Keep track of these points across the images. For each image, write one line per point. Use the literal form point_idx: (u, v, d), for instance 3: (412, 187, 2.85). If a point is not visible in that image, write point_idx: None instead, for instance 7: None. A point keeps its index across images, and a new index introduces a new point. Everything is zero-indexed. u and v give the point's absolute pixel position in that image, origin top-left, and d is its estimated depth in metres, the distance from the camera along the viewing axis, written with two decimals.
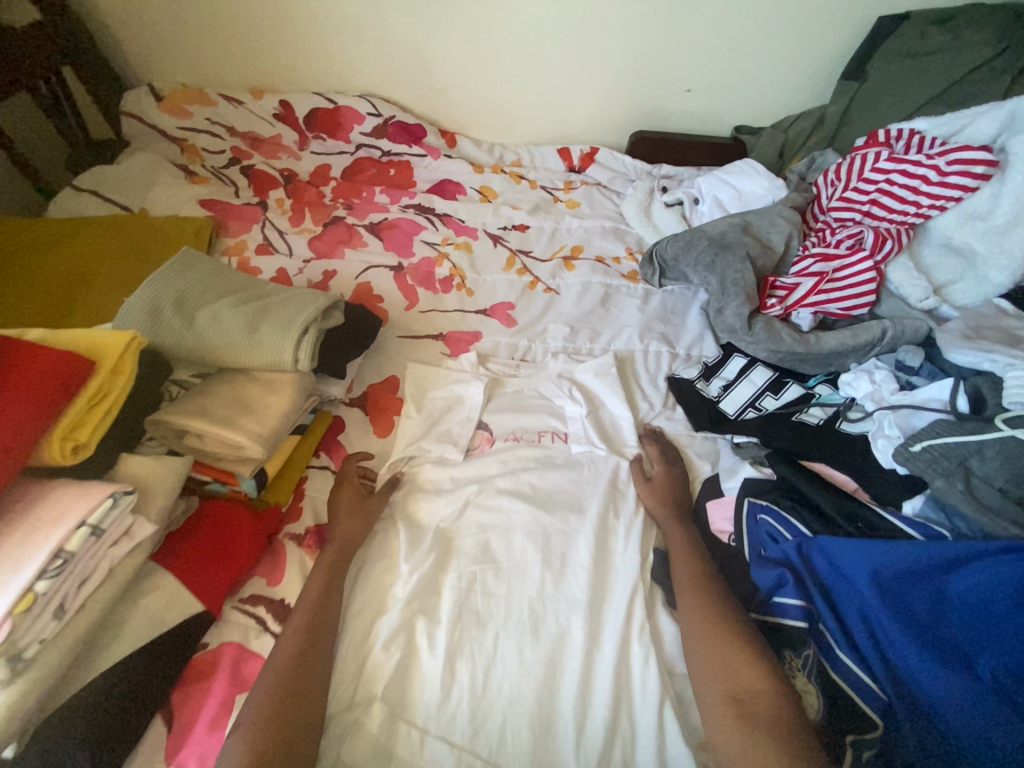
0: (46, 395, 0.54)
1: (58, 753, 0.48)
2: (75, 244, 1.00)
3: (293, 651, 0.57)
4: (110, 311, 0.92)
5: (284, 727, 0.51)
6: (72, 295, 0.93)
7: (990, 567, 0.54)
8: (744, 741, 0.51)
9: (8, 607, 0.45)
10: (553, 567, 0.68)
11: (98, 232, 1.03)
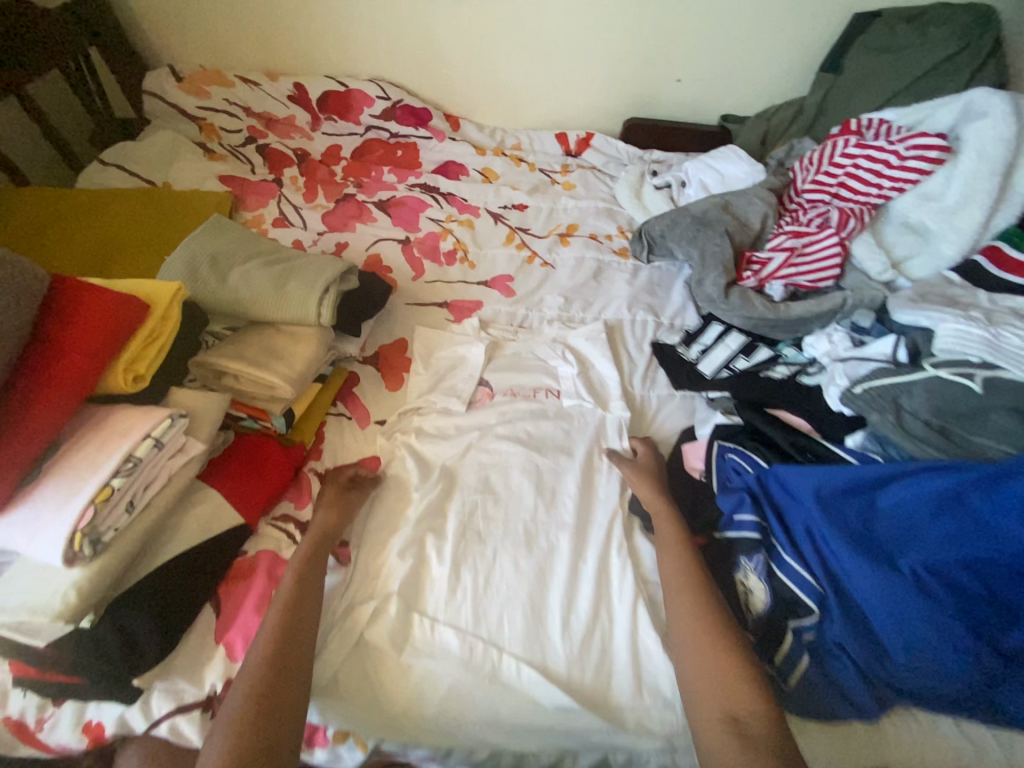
0: (112, 333, 0.63)
1: (129, 624, 0.57)
2: (107, 213, 1.07)
3: (270, 648, 0.57)
4: (142, 270, 0.99)
5: (276, 689, 0.54)
6: (106, 256, 1.00)
7: (913, 482, 0.64)
8: (709, 655, 0.58)
9: (90, 496, 0.54)
10: (546, 496, 0.78)
11: (127, 203, 1.10)
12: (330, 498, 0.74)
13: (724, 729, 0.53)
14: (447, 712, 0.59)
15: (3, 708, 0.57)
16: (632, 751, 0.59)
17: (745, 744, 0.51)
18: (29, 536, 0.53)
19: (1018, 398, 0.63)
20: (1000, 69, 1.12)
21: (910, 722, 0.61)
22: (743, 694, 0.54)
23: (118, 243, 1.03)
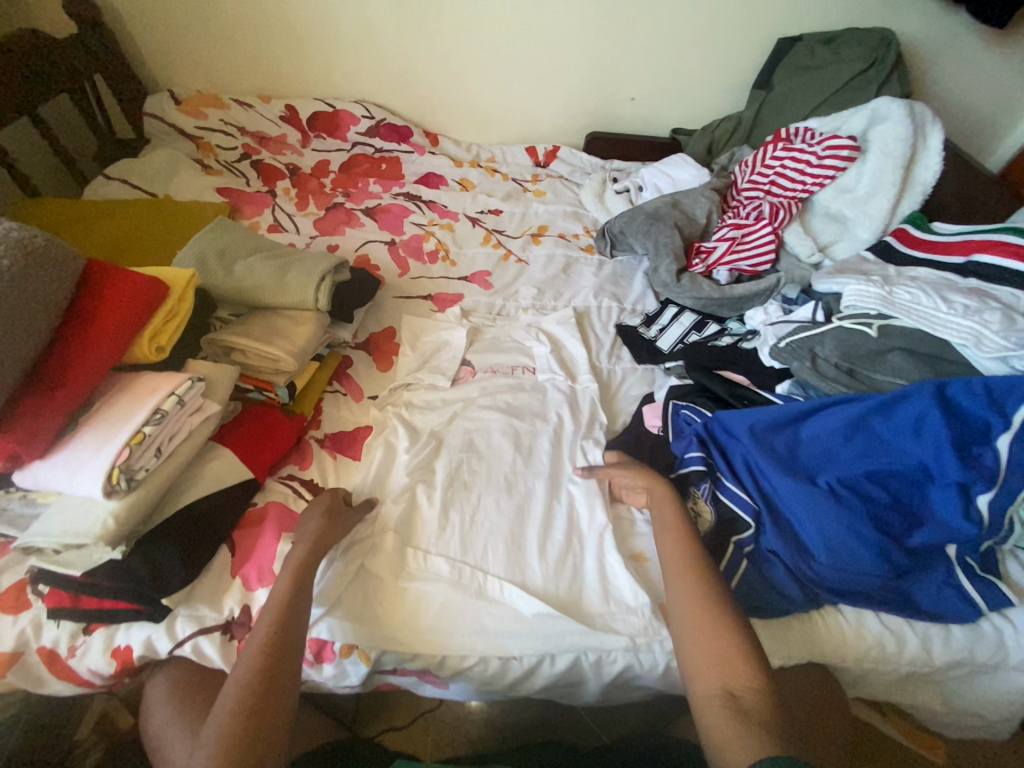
0: (138, 307, 0.72)
1: (157, 554, 0.64)
2: (114, 220, 1.15)
3: (258, 657, 0.57)
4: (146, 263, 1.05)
5: (267, 692, 0.55)
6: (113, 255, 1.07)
7: (828, 414, 0.76)
8: (689, 598, 0.64)
9: (127, 438, 0.63)
10: (524, 451, 0.87)
11: (132, 210, 1.18)
12: (323, 510, 0.72)
13: (723, 708, 0.54)
14: (442, 623, 0.70)
15: (39, 639, 0.65)
16: (602, 652, 0.69)
17: (743, 720, 0.53)
18: (71, 474, 0.61)
19: (903, 341, 0.79)
20: (902, 81, 1.34)
21: (838, 616, 0.72)
22: (741, 673, 0.57)
23: (121, 247, 1.08)
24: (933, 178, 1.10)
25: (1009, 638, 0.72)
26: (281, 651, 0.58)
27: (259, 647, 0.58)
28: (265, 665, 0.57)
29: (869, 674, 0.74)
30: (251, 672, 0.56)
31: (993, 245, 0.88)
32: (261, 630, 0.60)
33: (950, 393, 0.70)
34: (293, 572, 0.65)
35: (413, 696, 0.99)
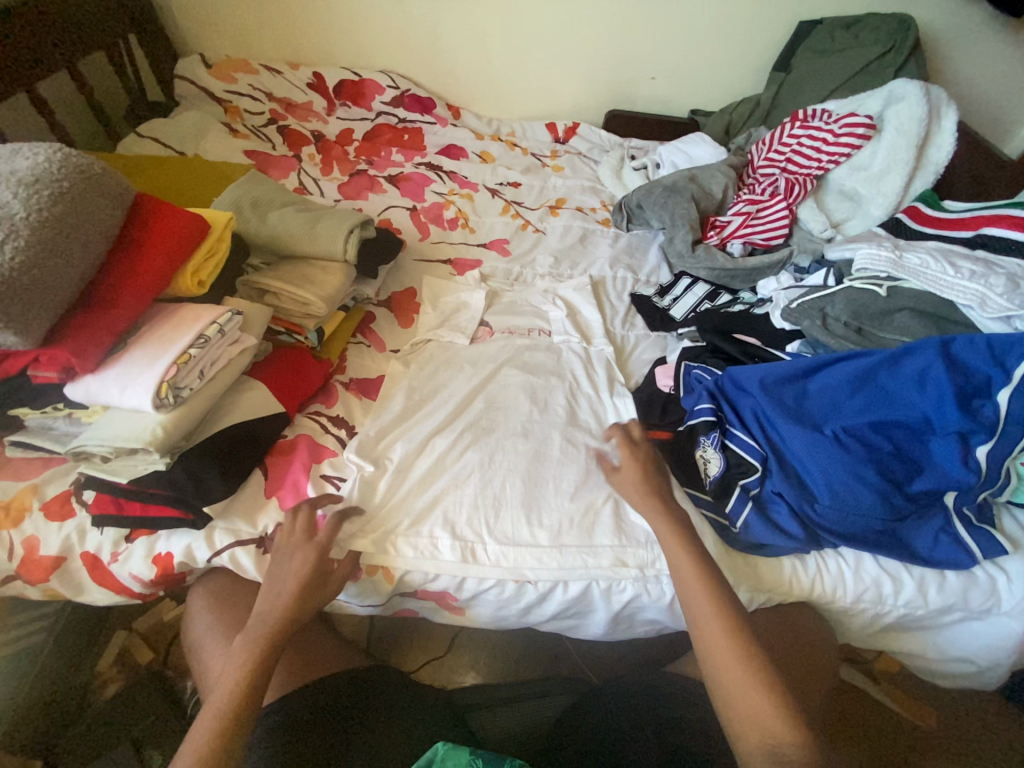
0: (182, 241, 0.75)
1: (198, 468, 0.68)
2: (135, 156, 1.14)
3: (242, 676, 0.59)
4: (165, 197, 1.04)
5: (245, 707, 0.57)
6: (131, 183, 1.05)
7: (836, 369, 0.79)
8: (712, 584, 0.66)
9: (173, 357, 0.67)
10: (542, 400, 0.90)
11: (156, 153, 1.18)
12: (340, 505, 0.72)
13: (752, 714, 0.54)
14: (465, 551, 0.73)
15: (83, 544, 0.69)
16: (611, 580, 0.74)
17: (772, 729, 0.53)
18: (122, 386, 0.66)
19: (913, 301, 0.84)
20: (920, 66, 1.36)
21: (837, 558, 0.77)
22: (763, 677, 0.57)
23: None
24: (945, 158, 1.13)
25: (1001, 586, 0.75)
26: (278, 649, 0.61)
27: (260, 643, 0.61)
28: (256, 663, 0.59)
29: (866, 615, 0.78)
30: (246, 667, 0.59)
31: (1003, 219, 0.90)
32: (263, 625, 0.62)
33: (954, 348, 0.72)
34: (298, 577, 0.65)
35: (426, 639, 1.02)
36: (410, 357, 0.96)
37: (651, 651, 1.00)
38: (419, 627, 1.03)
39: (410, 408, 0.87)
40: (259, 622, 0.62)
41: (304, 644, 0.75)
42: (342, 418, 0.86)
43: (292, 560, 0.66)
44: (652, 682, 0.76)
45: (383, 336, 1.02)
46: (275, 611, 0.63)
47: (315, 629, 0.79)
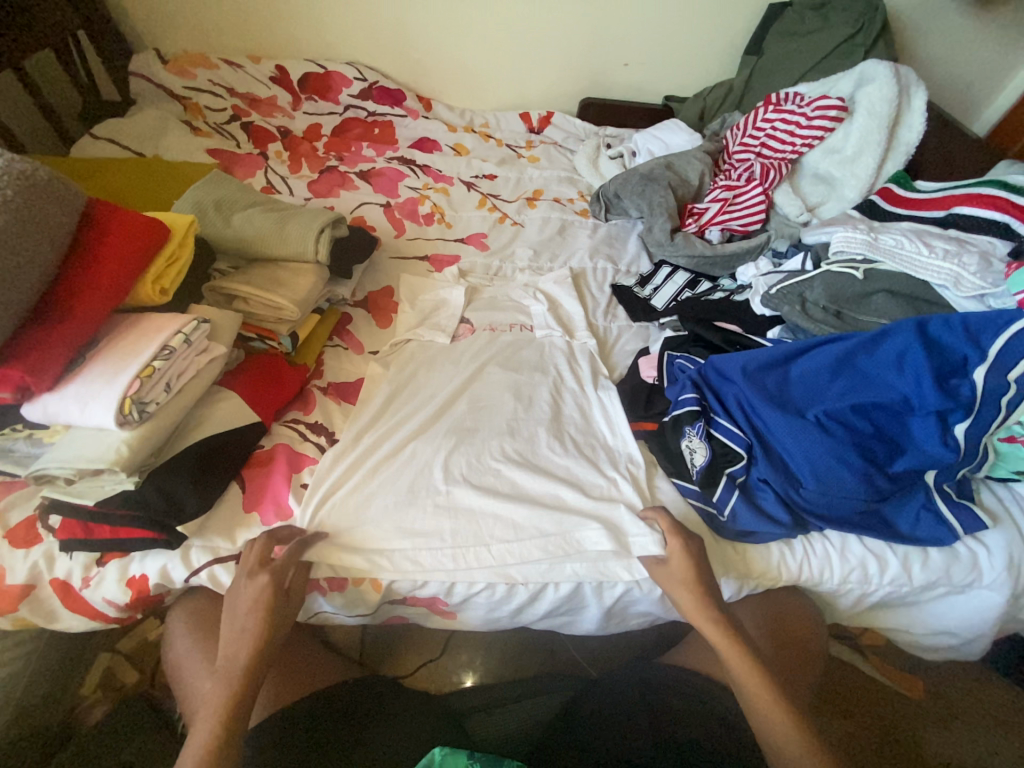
0: (140, 248, 0.71)
1: (170, 486, 0.66)
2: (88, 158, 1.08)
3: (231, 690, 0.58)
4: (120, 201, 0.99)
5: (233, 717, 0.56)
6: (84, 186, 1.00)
7: (818, 353, 0.79)
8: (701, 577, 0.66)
9: (136, 371, 0.64)
10: (526, 397, 0.88)
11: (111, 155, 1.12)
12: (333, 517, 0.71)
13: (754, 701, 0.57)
14: (455, 556, 0.72)
15: (52, 571, 0.66)
16: (603, 578, 0.74)
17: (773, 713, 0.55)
18: (83, 404, 0.62)
19: (889, 282, 0.85)
20: (889, 46, 1.36)
21: (823, 541, 0.78)
22: None
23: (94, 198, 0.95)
24: (916, 138, 1.14)
25: (982, 560, 0.77)
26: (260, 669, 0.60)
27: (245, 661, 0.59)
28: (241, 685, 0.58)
29: (853, 596, 0.79)
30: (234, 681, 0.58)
31: (973, 198, 0.91)
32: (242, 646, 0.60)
33: (931, 329, 0.73)
34: (266, 600, 0.62)
35: (416, 644, 1.01)
36: (389, 358, 0.94)
37: (646, 643, 0.99)
38: (411, 632, 1.02)
39: (391, 411, 0.85)
40: (241, 641, 0.61)
41: (294, 658, 0.73)
42: (321, 425, 0.83)
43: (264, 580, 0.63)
44: (648, 675, 0.75)
45: (361, 338, 0.99)
46: (253, 635, 0.60)
47: (301, 642, 0.76)
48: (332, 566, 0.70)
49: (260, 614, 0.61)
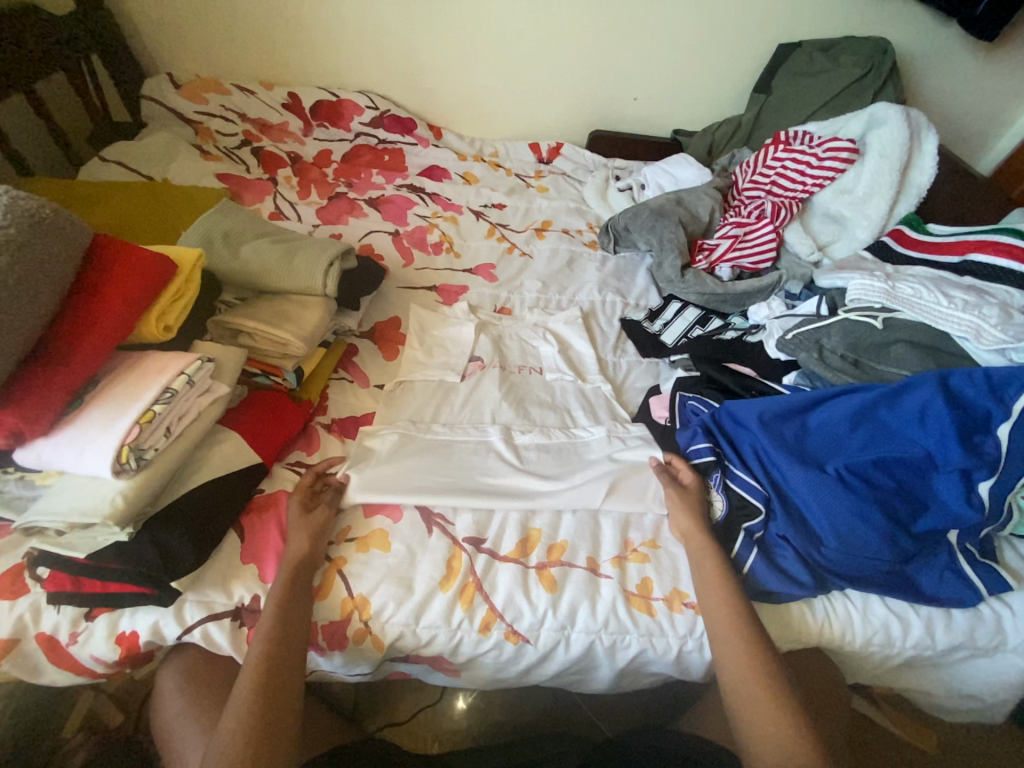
0: (146, 286, 0.70)
1: (165, 538, 0.63)
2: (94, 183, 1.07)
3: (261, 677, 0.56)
4: (123, 227, 0.97)
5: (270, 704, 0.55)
6: (88, 213, 0.99)
7: (835, 404, 0.78)
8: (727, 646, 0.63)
9: (135, 417, 0.61)
10: (535, 439, 0.85)
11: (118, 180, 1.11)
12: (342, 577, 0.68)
13: None
14: (459, 613, 0.68)
15: (38, 625, 0.63)
16: (616, 636, 0.70)
17: None
18: (78, 452, 0.60)
19: (908, 332, 0.83)
20: (897, 88, 1.38)
21: (844, 601, 0.75)
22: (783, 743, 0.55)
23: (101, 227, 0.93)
24: (928, 181, 1.14)
25: (1007, 622, 0.74)
26: (280, 660, 0.58)
27: (261, 650, 0.58)
28: (266, 676, 0.57)
29: (875, 658, 0.76)
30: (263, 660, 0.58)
31: (988, 246, 0.90)
32: (259, 637, 0.59)
33: (952, 383, 0.72)
34: (287, 576, 0.64)
35: (415, 692, 0.97)
36: (395, 394, 0.91)
37: (657, 702, 0.95)
38: (409, 678, 0.98)
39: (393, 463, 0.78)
40: (259, 630, 0.60)
41: None
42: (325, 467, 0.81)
43: (298, 537, 0.68)
44: (662, 739, 0.71)
45: (366, 373, 0.97)
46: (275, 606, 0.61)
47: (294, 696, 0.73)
48: (342, 638, 0.67)
49: (280, 593, 0.62)
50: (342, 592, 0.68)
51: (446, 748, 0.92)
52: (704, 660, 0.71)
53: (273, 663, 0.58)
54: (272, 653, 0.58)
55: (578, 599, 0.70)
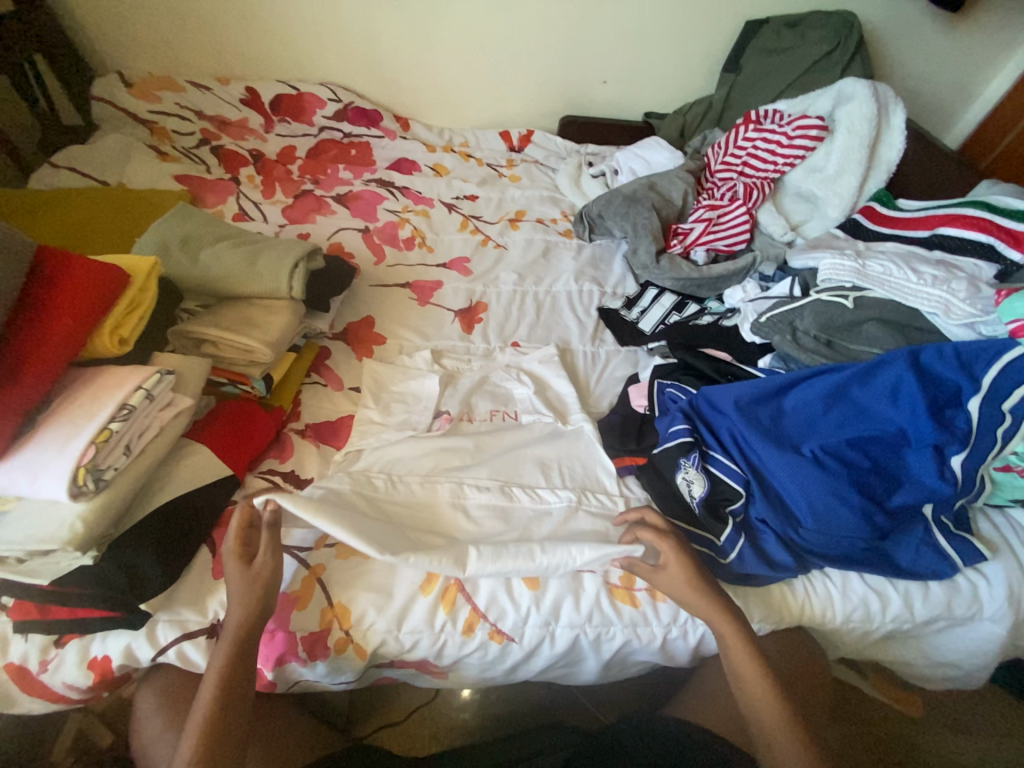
0: (96, 298, 0.66)
1: (130, 561, 0.61)
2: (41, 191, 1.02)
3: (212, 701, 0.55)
4: (71, 239, 0.92)
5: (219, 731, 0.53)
6: (35, 224, 0.94)
7: (809, 386, 0.78)
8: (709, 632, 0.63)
9: (91, 436, 0.59)
10: (492, 500, 0.76)
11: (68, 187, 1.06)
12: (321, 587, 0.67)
13: None
14: (441, 615, 0.67)
15: (4, 656, 0.61)
16: (601, 629, 0.70)
17: None
18: (33, 476, 0.57)
19: (879, 310, 0.84)
20: (865, 63, 1.37)
21: (825, 579, 0.76)
22: None
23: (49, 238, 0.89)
24: (896, 156, 1.14)
25: (982, 591, 0.76)
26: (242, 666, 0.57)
27: (205, 708, 0.54)
28: (220, 716, 0.54)
29: (856, 633, 0.77)
30: (214, 684, 0.56)
31: (957, 219, 0.90)
32: (213, 671, 0.57)
33: (923, 359, 0.72)
34: (225, 656, 0.57)
35: (406, 692, 0.97)
36: (369, 397, 0.89)
37: (649, 686, 0.96)
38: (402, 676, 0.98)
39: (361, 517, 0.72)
40: (190, 728, 0.53)
41: (270, 724, 0.69)
42: (300, 475, 0.79)
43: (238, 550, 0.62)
44: (651, 722, 0.71)
45: (340, 376, 0.95)
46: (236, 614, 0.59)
47: (280, 705, 0.72)
48: (323, 648, 0.65)
49: (222, 662, 0.56)
50: (322, 601, 0.66)
51: (442, 745, 0.93)
52: (688, 646, 0.72)
53: (218, 725, 0.54)
54: (221, 700, 0.55)
55: (559, 596, 0.69)
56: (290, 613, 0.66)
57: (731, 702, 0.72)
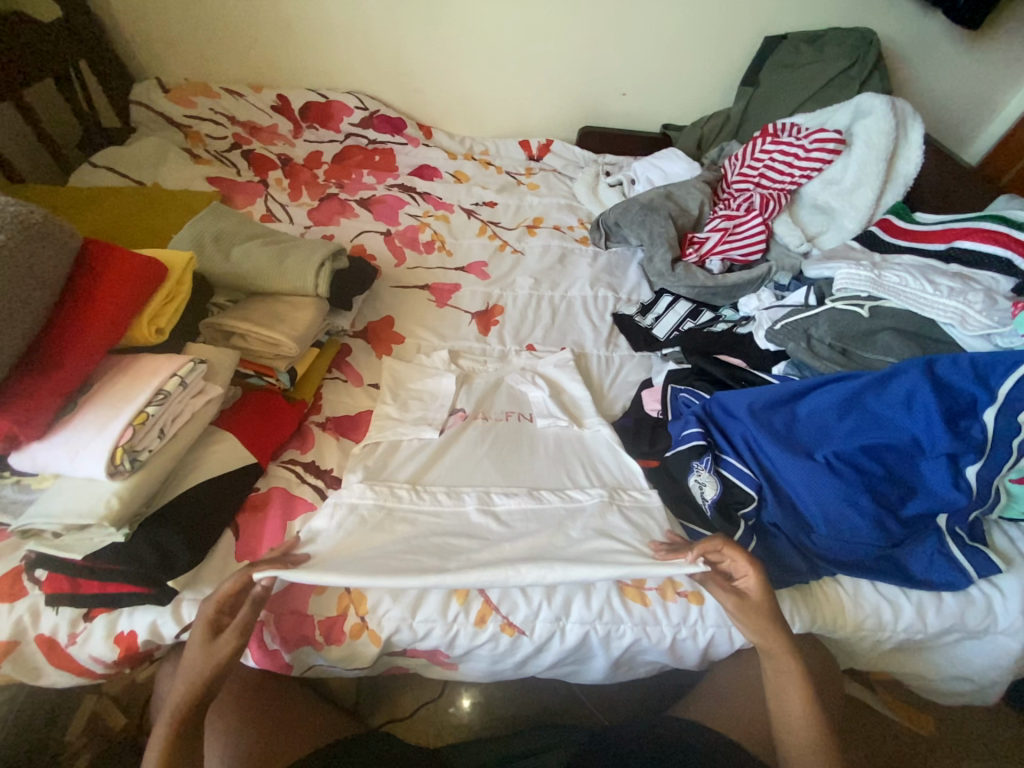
0: (136, 289, 0.70)
1: (160, 540, 0.63)
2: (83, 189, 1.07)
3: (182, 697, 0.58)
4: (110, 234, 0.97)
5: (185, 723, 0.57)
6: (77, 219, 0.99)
7: (823, 393, 0.78)
8: None
9: (129, 418, 0.62)
10: (521, 505, 0.76)
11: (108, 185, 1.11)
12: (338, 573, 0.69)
13: None
14: (452, 606, 0.69)
15: (37, 627, 0.63)
16: (610, 626, 0.70)
17: None
18: (73, 454, 0.60)
19: (894, 320, 0.84)
20: (883, 79, 1.39)
21: (836, 585, 0.76)
22: None
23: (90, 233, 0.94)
24: (914, 170, 1.15)
25: (997, 604, 0.75)
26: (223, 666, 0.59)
27: (179, 701, 0.58)
28: (190, 709, 0.58)
29: (867, 642, 0.77)
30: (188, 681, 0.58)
31: (975, 233, 0.90)
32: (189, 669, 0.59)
33: (939, 370, 0.72)
34: (201, 670, 0.59)
35: (412, 688, 0.98)
36: (388, 393, 0.92)
37: (656, 691, 0.95)
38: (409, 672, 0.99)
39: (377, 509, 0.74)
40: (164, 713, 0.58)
41: (283, 707, 0.70)
42: (320, 465, 0.82)
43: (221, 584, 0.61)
44: (658, 724, 0.71)
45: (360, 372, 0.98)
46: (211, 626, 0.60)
47: (293, 690, 0.74)
48: (338, 633, 0.67)
49: (206, 659, 0.59)
50: (338, 587, 0.68)
51: (446, 742, 0.93)
52: (697, 647, 0.73)
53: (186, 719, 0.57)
54: (192, 696, 0.58)
55: (570, 591, 0.70)
56: (308, 597, 0.67)
57: (738, 705, 0.72)
